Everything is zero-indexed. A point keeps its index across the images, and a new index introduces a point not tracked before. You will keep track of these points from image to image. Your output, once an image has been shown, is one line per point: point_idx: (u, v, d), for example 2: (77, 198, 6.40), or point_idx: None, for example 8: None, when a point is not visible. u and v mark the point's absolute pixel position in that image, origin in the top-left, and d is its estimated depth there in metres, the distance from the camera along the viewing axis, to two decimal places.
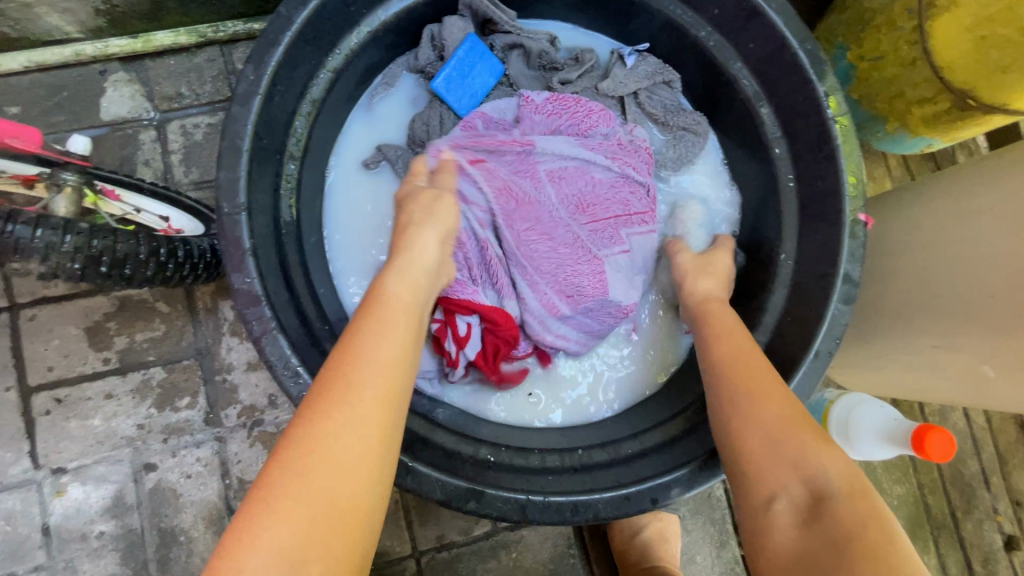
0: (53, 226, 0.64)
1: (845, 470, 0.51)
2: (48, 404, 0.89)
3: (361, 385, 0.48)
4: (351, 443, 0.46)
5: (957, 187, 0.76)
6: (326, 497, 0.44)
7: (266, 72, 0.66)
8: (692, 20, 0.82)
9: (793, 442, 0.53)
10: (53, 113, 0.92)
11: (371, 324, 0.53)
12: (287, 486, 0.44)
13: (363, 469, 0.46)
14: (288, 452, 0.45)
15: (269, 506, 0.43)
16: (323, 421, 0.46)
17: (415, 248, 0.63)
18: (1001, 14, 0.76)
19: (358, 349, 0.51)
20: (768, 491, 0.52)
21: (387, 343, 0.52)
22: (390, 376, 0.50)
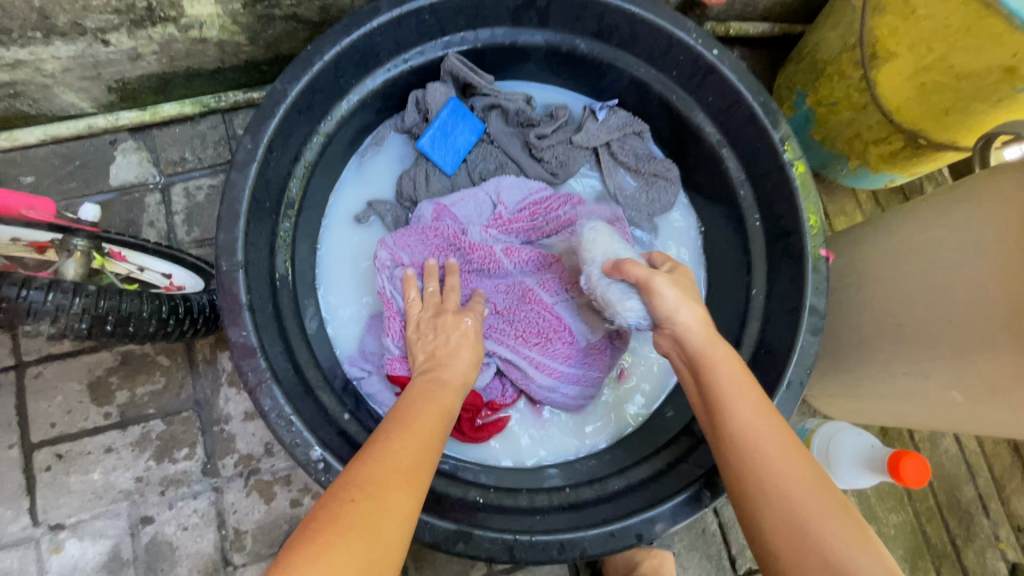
0: (65, 289, 0.68)
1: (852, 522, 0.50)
2: (49, 460, 0.91)
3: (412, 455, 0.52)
4: (411, 502, 0.48)
5: (912, 221, 0.81)
6: (390, 545, 0.45)
7: (263, 141, 0.72)
8: (655, 78, 0.89)
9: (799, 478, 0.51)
10: (66, 181, 0.98)
11: (417, 415, 0.57)
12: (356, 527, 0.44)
13: (407, 531, 0.47)
14: (366, 497, 0.46)
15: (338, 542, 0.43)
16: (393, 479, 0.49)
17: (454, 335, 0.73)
18: (936, 63, 0.83)
19: (415, 429, 0.56)
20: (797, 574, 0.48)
21: (432, 432, 0.57)
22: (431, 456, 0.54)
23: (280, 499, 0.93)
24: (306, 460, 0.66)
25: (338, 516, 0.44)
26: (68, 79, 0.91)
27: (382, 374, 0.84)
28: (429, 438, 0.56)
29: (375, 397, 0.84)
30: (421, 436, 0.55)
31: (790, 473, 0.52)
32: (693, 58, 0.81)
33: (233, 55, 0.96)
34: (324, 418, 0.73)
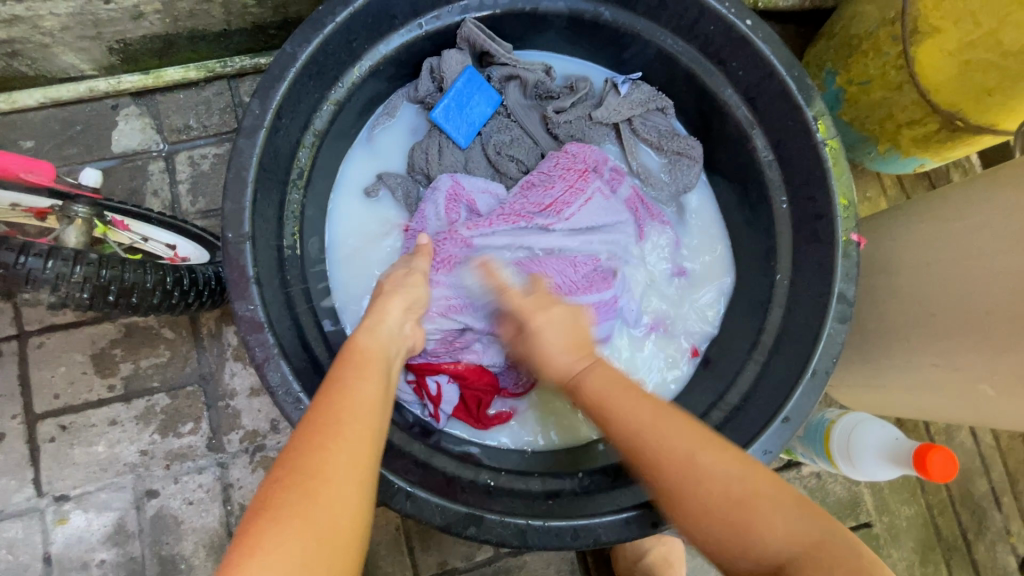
0: (65, 257, 0.66)
1: (787, 530, 0.48)
2: (53, 431, 0.89)
3: (347, 419, 0.50)
4: (345, 474, 0.47)
5: (948, 206, 0.77)
6: (322, 516, 0.44)
7: (271, 106, 0.69)
8: (682, 50, 0.84)
9: (728, 518, 0.49)
10: (67, 147, 0.95)
11: (352, 370, 0.56)
12: (286, 512, 0.44)
13: (356, 493, 0.47)
14: (290, 479, 0.45)
15: (271, 532, 0.43)
16: (321, 450, 0.47)
17: (386, 313, 0.65)
18: (983, 39, 0.78)
19: (341, 391, 0.53)
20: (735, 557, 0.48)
21: (367, 387, 0.54)
22: (374, 412, 0.52)
23: None
24: None
25: (268, 504, 0.44)
26: (67, 38, 0.87)
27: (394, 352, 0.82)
28: (371, 392, 0.54)
29: None
30: (355, 392, 0.53)
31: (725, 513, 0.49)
32: (724, 29, 0.77)
33: (240, 16, 0.91)
34: None
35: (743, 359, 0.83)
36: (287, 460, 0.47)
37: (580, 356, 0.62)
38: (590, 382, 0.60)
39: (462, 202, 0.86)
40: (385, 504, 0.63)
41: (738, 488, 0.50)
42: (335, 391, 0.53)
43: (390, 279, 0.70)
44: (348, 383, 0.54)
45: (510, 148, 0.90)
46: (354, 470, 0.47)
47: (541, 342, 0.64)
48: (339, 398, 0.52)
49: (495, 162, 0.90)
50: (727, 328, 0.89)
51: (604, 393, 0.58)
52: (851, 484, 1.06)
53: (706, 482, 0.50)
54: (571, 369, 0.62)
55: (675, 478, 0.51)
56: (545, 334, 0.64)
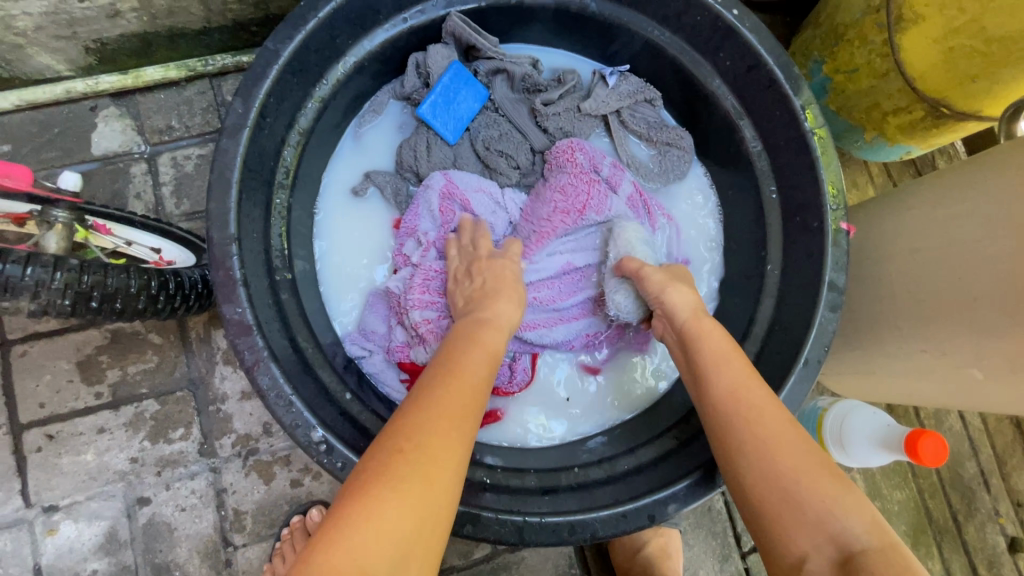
0: (45, 263, 0.64)
1: (870, 522, 0.50)
2: (40, 441, 0.88)
3: (459, 406, 0.53)
4: (450, 459, 0.49)
5: (934, 192, 0.77)
6: (432, 498, 0.46)
7: (254, 104, 0.68)
8: (669, 41, 0.84)
9: (812, 480, 0.52)
10: (45, 150, 0.93)
11: (467, 359, 0.58)
12: (407, 482, 0.46)
13: (453, 482, 0.49)
14: (411, 454, 0.48)
15: (380, 503, 0.44)
16: (437, 433, 0.49)
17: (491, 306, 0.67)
18: (966, 26, 0.79)
19: (454, 377, 0.55)
20: (798, 543, 0.51)
21: (478, 373, 0.57)
22: (479, 403, 0.55)
23: (281, 478, 0.91)
24: (307, 442, 0.63)
25: (378, 474, 0.46)
26: (42, 38, 0.85)
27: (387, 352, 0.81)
28: (476, 380, 0.56)
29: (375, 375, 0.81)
30: (461, 381, 0.55)
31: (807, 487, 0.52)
32: (710, 19, 0.77)
33: (219, 13, 0.90)
34: (324, 398, 0.71)
35: None
36: (404, 433, 0.49)
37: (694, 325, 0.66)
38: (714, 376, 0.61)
39: (456, 200, 0.85)
40: None
41: (804, 466, 0.53)
42: (451, 375, 0.56)
43: None
44: (469, 369, 0.57)
45: (499, 143, 0.89)
46: (455, 462, 0.49)
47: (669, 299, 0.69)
48: (450, 387, 0.54)
49: (484, 158, 0.89)
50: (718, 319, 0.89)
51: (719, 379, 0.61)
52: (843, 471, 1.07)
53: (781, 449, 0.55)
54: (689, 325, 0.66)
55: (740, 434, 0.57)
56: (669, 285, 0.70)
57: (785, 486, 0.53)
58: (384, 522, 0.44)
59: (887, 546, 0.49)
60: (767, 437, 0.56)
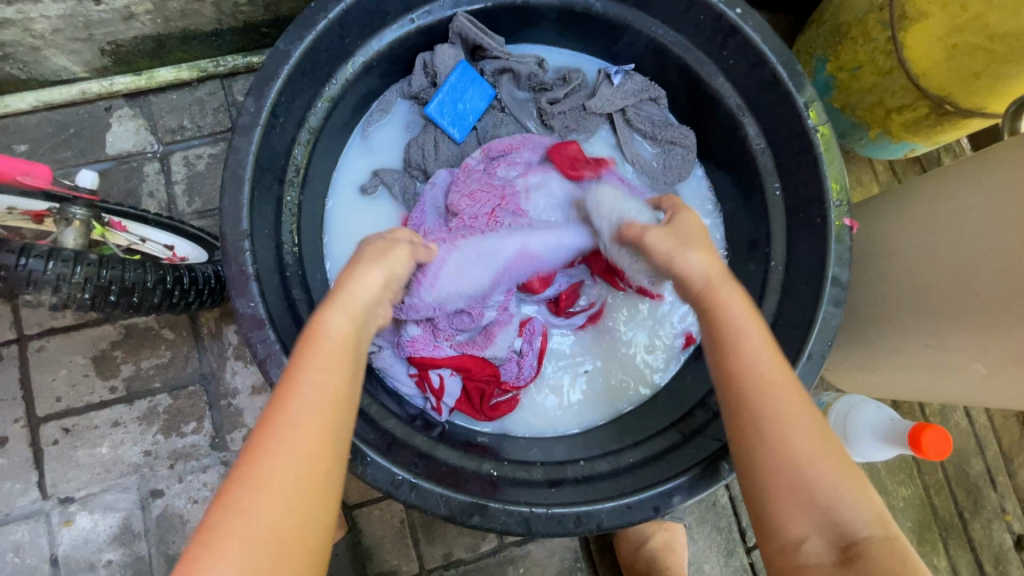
0: (65, 258, 0.66)
1: (874, 513, 0.49)
2: (56, 434, 0.90)
3: (297, 420, 0.46)
4: (291, 481, 0.44)
5: (937, 188, 0.78)
6: (283, 524, 0.43)
7: (266, 104, 0.69)
8: (674, 40, 0.85)
9: (828, 468, 0.49)
10: (61, 150, 0.95)
11: (309, 359, 0.50)
12: (230, 521, 0.42)
13: (310, 503, 0.45)
14: (232, 487, 0.43)
15: (210, 546, 0.41)
16: (262, 455, 0.44)
17: (360, 281, 0.57)
18: (970, 23, 0.79)
19: (288, 381, 0.49)
20: (791, 533, 0.49)
21: (326, 376, 0.49)
22: (332, 414, 0.48)
23: None
24: None
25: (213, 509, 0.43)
26: (58, 40, 0.87)
27: (396, 348, 0.82)
28: (323, 387, 0.49)
29: (385, 369, 0.82)
30: (307, 390, 0.48)
31: (827, 481, 0.49)
32: (714, 18, 0.78)
33: (231, 15, 0.92)
34: None
35: None
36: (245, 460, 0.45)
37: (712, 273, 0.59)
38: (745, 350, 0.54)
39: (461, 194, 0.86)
40: (390, 494, 0.64)
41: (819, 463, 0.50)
42: (298, 376, 0.49)
43: (368, 249, 0.62)
44: (305, 369, 0.49)
45: None
46: (304, 486, 0.45)
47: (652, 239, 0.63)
48: (292, 396, 0.48)
49: None
50: None
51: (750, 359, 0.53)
52: None
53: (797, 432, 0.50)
54: (698, 271, 0.59)
55: (755, 413, 0.51)
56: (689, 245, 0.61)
57: (806, 484, 0.49)
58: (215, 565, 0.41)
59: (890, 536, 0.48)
60: (786, 411, 0.51)
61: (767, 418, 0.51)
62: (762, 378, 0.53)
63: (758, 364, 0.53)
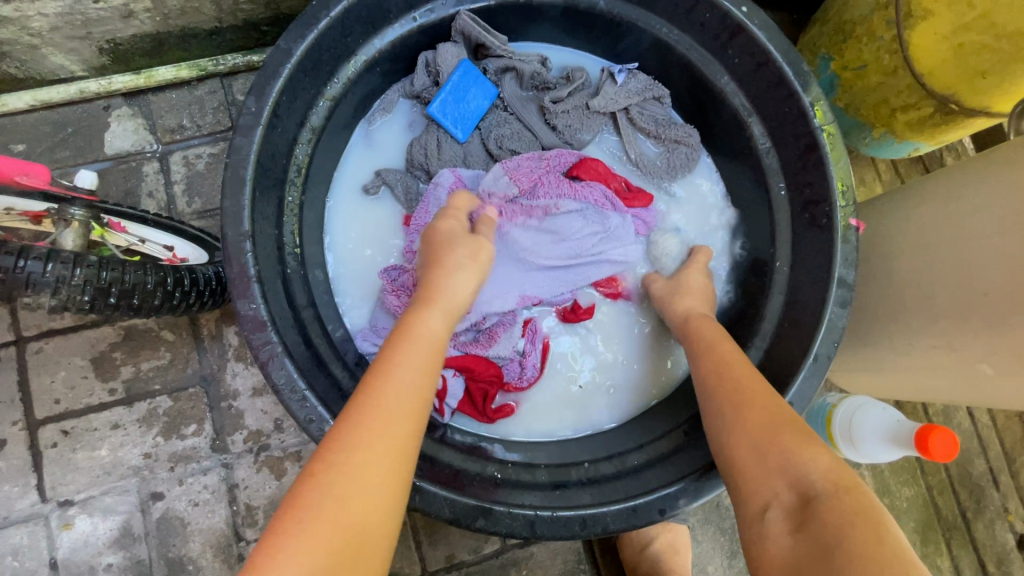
0: (64, 259, 0.65)
1: (827, 470, 0.50)
2: (55, 436, 0.89)
3: (392, 415, 0.50)
4: (378, 468, 0.48)
5: (944, 188, 0.77)
6: (363, 503, 0.46)
7: (268, 103, 0.68)
8: (678, 39, 0.84)
9: (794, 444, 0.53)
10: (59, 150, 0.94)
11: (400, 353, 0.55)
12: (317, 508, 0.45)
13: (385, 489, 0.47)
14: (325, 474, 0.46)
15: (298, 528, 0.44)
16: (360, 447, 0.48)
17: (436, 283, 0.65)
18: (976, 22, 0.79)
19: (384, 375, 0.53)
20: (762, 491, 0.52)
21: (423, 374, 0.55)
22: (419, 405, 0.52)
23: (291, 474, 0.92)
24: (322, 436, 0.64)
25: (301, 495, 0.45)
26: (56, 39, 0.86)
27: None
28: (416, 382, 0.54)
29: None
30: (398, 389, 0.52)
31: (783, 450, 0.52)
32: (720, 16, 0.77)
33: (231, 13, 0.91)
34: (339, 394, 0.71)
35: (745, 346, 0.83)
36: (328, 452, 0.48)
37: (694, 304, 0.78)
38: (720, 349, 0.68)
39: None
40: None
41: (782, 436, 0.54)
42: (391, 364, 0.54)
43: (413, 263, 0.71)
44: (403, 357, 0.55)
45: (509, 141, 0.89)
46: (387, 471, 0.48)
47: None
48: (380, 393, 0.51)
49: (494, 155, 0.89)
50: (726, 313, 0.90)
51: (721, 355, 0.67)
52: (851, 467, 1.07)
53: (752, 417, 0.57)
54: (686, 314, 0.77)
55: (725, 416, 0.59)
56: (689, 294, 0.79)
57: (763, 449, 0.54)
58: (289, 557, 0.42)
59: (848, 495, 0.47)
60: (744, 389, 0.60)
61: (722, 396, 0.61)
62: (725, 380, 0.63)
63: (740, 371, 0.64)
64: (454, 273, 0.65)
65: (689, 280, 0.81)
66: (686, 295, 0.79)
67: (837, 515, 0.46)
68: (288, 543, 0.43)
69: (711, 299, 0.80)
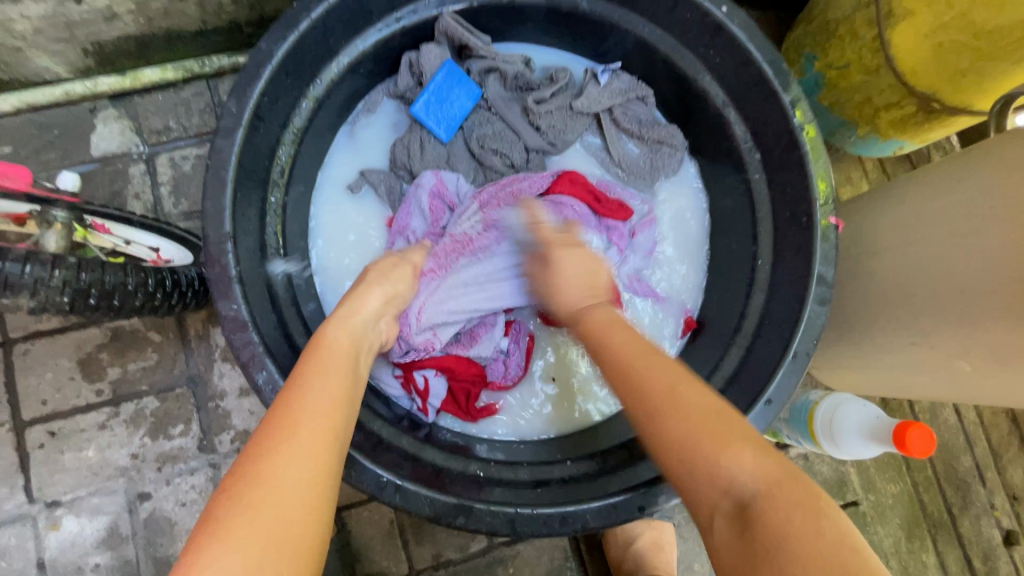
0: (43, 261, 0.65)
1: (753, 461, 0.44)
2: (42, 437, 0.89)
3: (304, 415, 0.48)
4: (293, 471, 0.44)
5: (925, 185, 0.78)
6: (274, 517, 0.42)
7: (248, 104, 0.68)
8: (660, 39, 0.85)
9: (701, 436, 0.47)
10: (45, 152, 0.94)
11: (314, 368, 0.54)
12: (235, 517, 0.41)
13: (302, 494, 0.44)
14: (235, 486, 0.43)
15: (211, 543, 0.40)
16: (271, 452, 0.45)
17: (361, 304, 0.64)
18: (955, 21, 0.79)
19: (297, 386, 0.51)
20: (701, 504, 0.45)
21: (330, 380, 0.53)
22: (334, 412, 0.50)
23: None
24: None
25: (215, 509, 0.42)
26: (40, 41, 0.86)
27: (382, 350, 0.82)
28: (329, 393, 0.51)
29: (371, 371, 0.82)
30: (312, 392, 0.51)
31: (694, 442, 0.47)
32: (701, 16, 0.77)
33: (215, 15, 0.91)
34: None
35: (728, 344, 0.83)
36: (240, 463, 0.45)
37: (583, 294, 0.64)
38: (591, 319, 0.61)
39: (446, 201, 0.87)
40: (376, 497, 0.64)
41: (693, 429, 0.47)
42: (294, 387, 0.51)
43: (374, 268, 0.70)
44: (310, 376, 0.52)
45: (493, 142, 0.90)
46: (300, 473, 0.44)
47: (558, 272, 0.67)
48: (298, 395, 0.50)
49: (478, 155, 0.90)
50: (710, 312, 0.90)
51: (613, 353, 0.56)
52: (837, 464, 1.07)
53: (666, 416, 0.49)
54: (579, 306, 0.63)
55: (642, 414, 0.50)
56: (563, 286, 0.65)
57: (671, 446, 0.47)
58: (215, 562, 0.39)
59: (780, 479, 0.43)
60: (642, 377, 0.52)
61: (628, 395, 0.53)
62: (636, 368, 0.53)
63: (621, 354, 0.55)
64: (369, 293, 0.66)
65: (565, 274, 0.66)
66: (568, 284, 0.65)
67: (778, 509, 0.41)
68: (206, 556, 0.39)
69: (595, 276, 0.66)
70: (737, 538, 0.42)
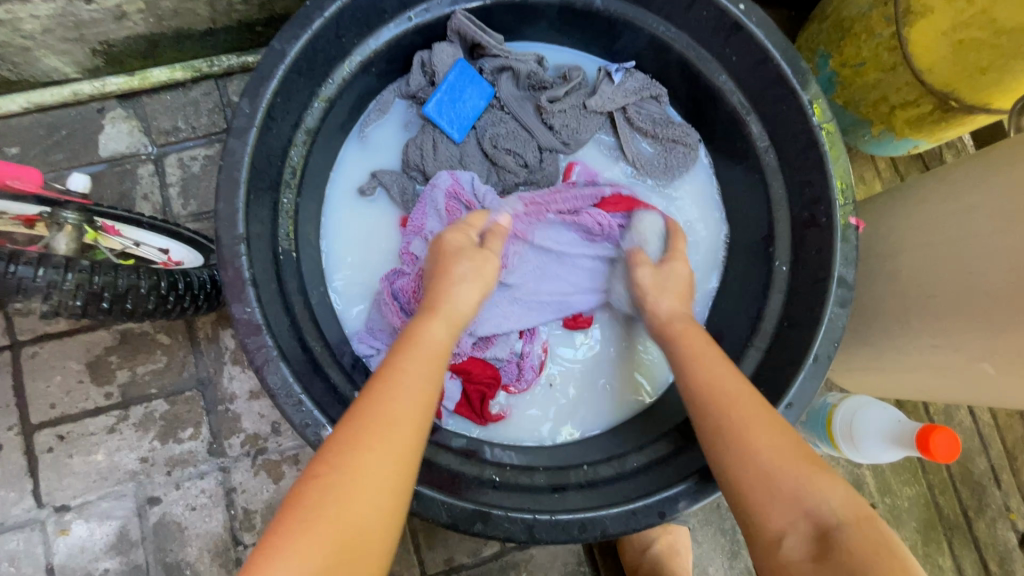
0: (56, 264, 0.65)
1: (843, 498, 0.51)
2: (51, 441, 0.88)
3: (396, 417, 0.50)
4: (381, 476, 0.47)
5: (945, 185, 0.77)
6: (355, 517, 0.45)
7: (261, 104, 0.67)
8: (675, 37, 0.84)
9: (784, 461, 0.53)
10: (53, 153, 0.93)
11: (406, 361, 0.54)
12: (320, 511, 0.44)
13: (386, 499, 0.46)
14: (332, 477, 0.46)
15: (301, 528, 0.43)
16: (360, 450, 0.47)
17: (449, 281, 0.63)
18: (975, 18, 0.78)
19: (389, 382, 0.52)
20: (776, 521, 0.51)
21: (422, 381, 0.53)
22: (421, 415, 0.51)
23: (289, 477, 0.91)
24: (317, 441, 0.63)
25: (302, 499, 0.45)
26: (49, 41, 0.85)
27: None
28: (418, 394, 0.52)
29: None
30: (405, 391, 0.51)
31: (793, 471, 0.53)
32: (718, 14, 0.76)
33: (225, 14, 0.90)
34: (335, 398, 0.71)
35: (745, 347, 0.82)
36: (330, 454, 0.47)
37: (679, 304, 0.73)
38: (685, 338, 0.68)
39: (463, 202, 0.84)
40: None
41: (787, 456, 0.54)
42: (385, 380, 0.52)
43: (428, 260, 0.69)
44: (399, 372, 0.53)
45: (506, 141, 0.89)
46: (388, 478, 0.47)
47: (661, 279, 0.75)
48: (388, 392, 0.51)
49: (490, 155, 0.89)
50: (725, 314, 0.89)
51: (696, 372, 0.63)
52: (852, 467, 1.06)
53: (754, 432, 0.56)
54: (661, 309, 0.72)
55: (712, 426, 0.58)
56: (663, 292, 0.73)
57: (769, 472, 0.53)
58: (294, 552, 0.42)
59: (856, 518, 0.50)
60: (748, 401, 0.59)
61: (721, 408, 0.59)
62: (721, 397, 0.60)
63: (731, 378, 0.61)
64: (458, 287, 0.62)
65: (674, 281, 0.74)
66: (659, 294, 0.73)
67: (856, 542, 0.47)
68: (292, 543, 0.43)
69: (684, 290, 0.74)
70: (809, 560, 0.48)
